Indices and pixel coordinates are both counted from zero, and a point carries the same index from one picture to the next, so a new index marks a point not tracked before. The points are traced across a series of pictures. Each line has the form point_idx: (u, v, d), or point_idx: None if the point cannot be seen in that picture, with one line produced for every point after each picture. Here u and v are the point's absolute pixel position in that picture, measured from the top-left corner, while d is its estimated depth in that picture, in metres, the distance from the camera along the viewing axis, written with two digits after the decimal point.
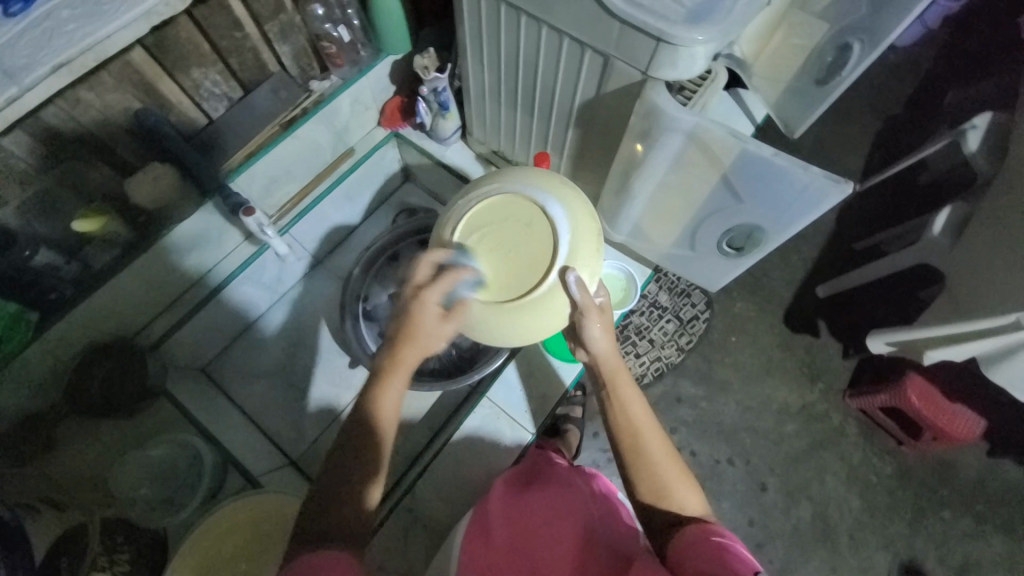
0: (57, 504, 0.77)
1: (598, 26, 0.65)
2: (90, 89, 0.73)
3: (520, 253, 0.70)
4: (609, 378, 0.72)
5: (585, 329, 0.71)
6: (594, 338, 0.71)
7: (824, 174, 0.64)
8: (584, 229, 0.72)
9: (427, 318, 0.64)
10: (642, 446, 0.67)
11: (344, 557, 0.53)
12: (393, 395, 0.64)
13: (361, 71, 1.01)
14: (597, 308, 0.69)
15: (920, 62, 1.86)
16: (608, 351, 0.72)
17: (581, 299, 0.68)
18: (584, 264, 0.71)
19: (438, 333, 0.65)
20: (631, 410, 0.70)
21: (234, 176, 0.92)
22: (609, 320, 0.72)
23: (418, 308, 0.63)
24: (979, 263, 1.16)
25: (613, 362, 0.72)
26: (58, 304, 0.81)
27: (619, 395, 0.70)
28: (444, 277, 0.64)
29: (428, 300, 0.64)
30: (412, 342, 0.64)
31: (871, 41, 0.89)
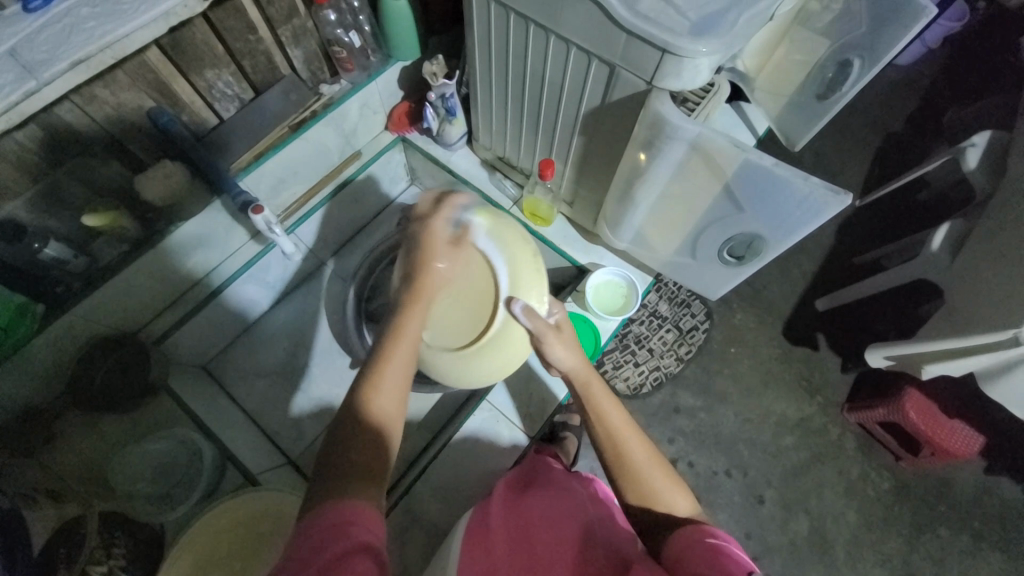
0: (55, 494, 0.77)
1: (605, 37, 0.67)
2: (105, 87, 0.74)
3: (469, 302, 0.83)
4: (582, 388, 0.74)
5: (548, 352, 0.78)
6: (560, 359, 0.77)
7: (824, 184, 0.65)
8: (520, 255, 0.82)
9: (439, 237, 0.73)
10: (625, 453, 0.68)
11: (362, 518, 0.47)
12: (413, 324, 0.65)
13: (371, 76, 1.03)
14: (550, 331, 0.77)
15: (920, 81, 1.89)
16: (576, 364, 0.76)
17: (532, 325, 0.77)
18: (530, 292, 0.81)
19: (447, 257, 0.73)
20: (609, 420, 0.70)
21: (244, 175, 0.94)
22: (570, 339, 0.78)
23: (434, 236, 0.71)
24: (978, 279, 1.17)
25: (585, 373, 0.75)
26: (64, 297, 0.81)
27: (599, 405, 0.71)
28: (447, 201, 0.76)
29: (440, 226, 0.73)
30: (427, 266, 0.71)
31: (871, 59, 0.90)
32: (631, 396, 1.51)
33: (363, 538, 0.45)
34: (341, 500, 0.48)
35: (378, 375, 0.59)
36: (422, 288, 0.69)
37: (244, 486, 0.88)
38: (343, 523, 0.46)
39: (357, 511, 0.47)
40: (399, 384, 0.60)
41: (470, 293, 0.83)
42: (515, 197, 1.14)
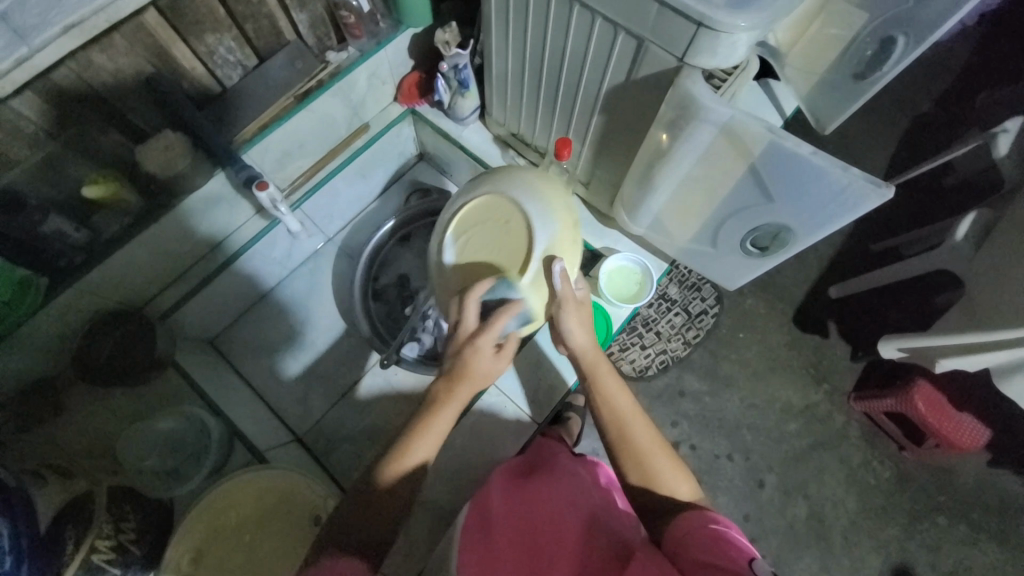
0: (63, 471, 0.78)
1: (635, 7, 0.61)
2: (102, 51, 0.70)
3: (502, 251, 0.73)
4: (589, 371, 0.76)
5: (562, 324, 0.74)
6: (570, 333, 0.75)
7: (864, 176, 0.61)
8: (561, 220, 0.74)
9: (484, 359, 0.71)
10: (628, 435, 0.71)
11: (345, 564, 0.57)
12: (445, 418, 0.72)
13: (379, 43, 0.97)
14: (573, 301, 0.72)
15: (955, 59, 1.78)
16: (586, 345, 0.75)
17: (564, 290, 0.71)
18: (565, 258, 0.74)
19: (493, 366, 0.72)
20: (612, 401, 0.73)
21: (248, 148, 0.89)
22: (585, 314, 0.76)
23: (480, 356, 0.70)
24: (1002, 273, 1.13)
25: (592, 355, 0.76)
26: (67, 269, 0.80)
27: (602, 387, 0.74)
28: (498, 317, 0.69)
29: (486, 348, 0.70)
30: (468, 377, 0.71)
31: (917, 37, 0.84)
32: (635, 378, 1.50)
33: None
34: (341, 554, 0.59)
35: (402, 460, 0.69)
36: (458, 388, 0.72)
37: (253, 465, 0.89)
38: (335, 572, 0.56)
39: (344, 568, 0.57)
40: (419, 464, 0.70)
41: (503, 244, 0.73)
42: None
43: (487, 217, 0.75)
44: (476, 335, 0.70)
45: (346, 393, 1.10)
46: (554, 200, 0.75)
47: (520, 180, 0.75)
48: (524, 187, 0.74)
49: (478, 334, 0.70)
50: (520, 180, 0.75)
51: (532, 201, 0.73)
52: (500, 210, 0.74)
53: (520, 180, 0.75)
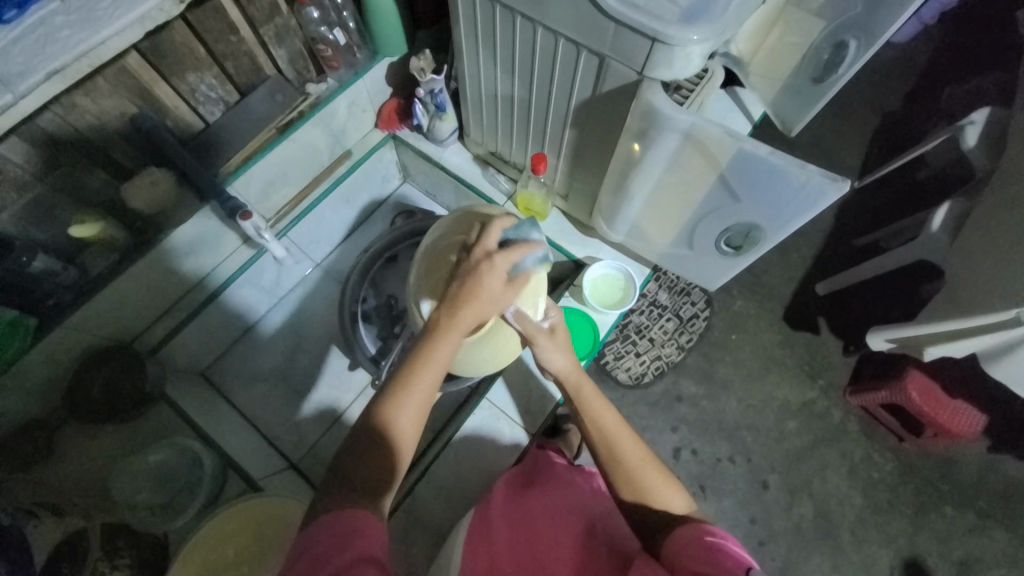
0: (54, 508, 0.79)
1: (593, 27, 0.65)
2: (86, 95, 0.73)
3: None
4: (573, 390, 0.74)
5: (537, 354, 0.75)
6: (547, 359, 0.75)
7: (821, 172, 0.63)
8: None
9: (495, 283, 0.62)
10: (618, 453, 0.69)
11: (356, 532, 0.50)
12: (442, 352, 0.62)
13: (357, 73, 1.01)
14: (543, 333, 0.73)
15: (917, 59, 1.86)
16: (567, 367, 0.74)
17: (524, 329, 0.72)
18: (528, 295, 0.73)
19: (498, 301, 0.63)
20: (600, 419, 0.71)
21: (233, 180, 0.91)
22: (561, 339, 0.75)
23: (493, 280, 0.61)
24: (977, 260, 1.16)
25: (575, 376, 0.75)
26: (56, 309, 0.81)
27: (589, 406, 0.72)
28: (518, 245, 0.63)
29: (501, 270, 0.62)
30: (475, 302, 0.62)
31: (867, 40, 0.88)
32: (633, 385, 1.51)
33: (355, 555, 0.48)
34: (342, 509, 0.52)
35: (398, 403, 0.60)
36: (463, 320, 0.62)
37: (247, 494, 0.88)
38: (342, 536, 0.49)
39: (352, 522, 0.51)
40: (415, 414, 0.61)
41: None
42: (508, 191, 1.12)
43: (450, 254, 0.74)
44: (492, 252, 0.63)
45: (343, 417, 1.10)
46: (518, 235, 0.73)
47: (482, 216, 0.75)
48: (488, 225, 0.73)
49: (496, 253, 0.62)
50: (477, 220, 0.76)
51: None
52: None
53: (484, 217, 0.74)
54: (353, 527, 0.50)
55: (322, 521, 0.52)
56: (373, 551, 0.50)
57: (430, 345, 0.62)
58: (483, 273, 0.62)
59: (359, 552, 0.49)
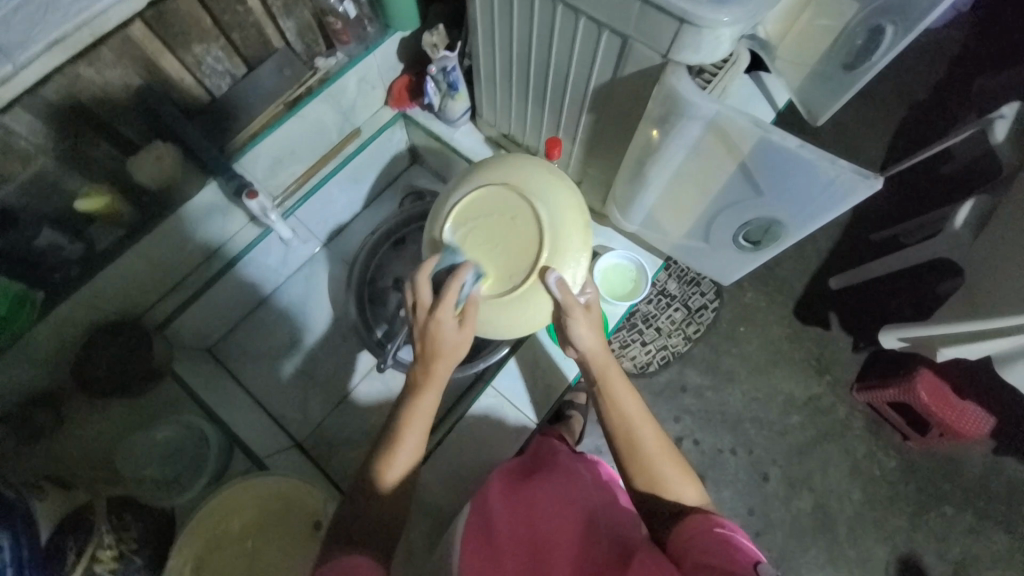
0: (61, 482, 0.81)
1: (618, 6, 0.61)
2: (89, 65, 0.70)
3: (506, 250, 0.72)
4: (599, 373, 0.73)
5: (571, 329, 0.72)
6: (581, 340, 0.73)
7: (852, 168, 0.60)
8: (569, 226, 0.72)
9: (448, 331, 0.68)
10: (636, 441, 0.69)
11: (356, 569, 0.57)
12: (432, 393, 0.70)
13: (368, 48, 0.97)
14: (579, 307, 0.70)
15: (951, 45, 1.77)
16: (596, 347, 0.73)
17: (563, 300, 0.69)
18: (568, 261, 0.72)
19: (458, 339, 0.69)
20: (621, 406, 0.71)
21: (239, 158, 0.90)
22: (596, 317, 0.74)
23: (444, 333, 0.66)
24: (1000, 261, 1.13)
25: (603, 357, 0.74)
26: (63, 282, 0.80)
27: (613, 390, 0.72)
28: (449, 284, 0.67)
29: (447, 318, 0.67)
30: (438, 359, 0.69)
31: (905, 26, 0.85)
32: (637, 374, 1.50)
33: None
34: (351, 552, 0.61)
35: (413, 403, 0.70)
36: (435, 371, 0.70)
37: (252, 473, 0.89)
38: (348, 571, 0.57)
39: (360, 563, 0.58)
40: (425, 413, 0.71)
41: (509, 243, 0.72)
42: None
43: (493, 206, 0.73)
44: (432, 309, 0.67)
45: (346, 398, 1.11)
46: (565, 203, 0.73)
47: (532, 174, 0.74)
48: (537, 186, 0.73)
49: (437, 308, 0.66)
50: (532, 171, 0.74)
51: (542, 201, 0.72)
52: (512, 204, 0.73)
53: (535, 179, 0.74)
54: (350, 568, 0.58)
55: (330, 564, 0.59)
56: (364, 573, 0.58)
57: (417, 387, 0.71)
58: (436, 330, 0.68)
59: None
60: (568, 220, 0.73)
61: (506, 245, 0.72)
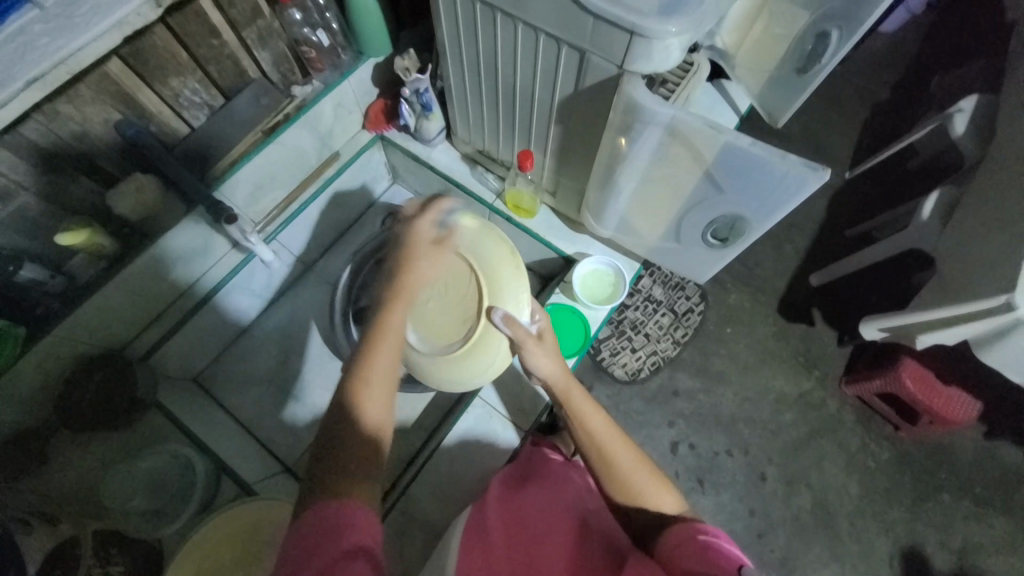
0: (47, 516, 0.77)
1: (573, 23, 0.65)
2: (68, 102, 0.73)
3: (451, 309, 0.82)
4: (563, 398, 0.72)
5: (529, 362, 0.76)
6: (539, 368, 0.75)
7: (801, 162, 0.64)
8: (501, 260, 0.80)
9: (423, 241, 0.66)
10: (611, 456, 0.68)
11: (355, 526, 0.47)
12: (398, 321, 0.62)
13: (343, 75, 1.01)
14: (530, 338, 0.76)
15: (905, 48, 1.87)
16: (554, 371, 0.74)
17: (512, 333, 0.76)
18: (508, 301, 0.79)
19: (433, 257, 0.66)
20: (591, 424, 0.69)
21: (219, 185, 0.92)
22: (550, 345, 0.78)
23: (417, 233, 0.66)
24: (969, 247, 1.16)
25: (564, 383, 0.73)
26: (45, 317, 0.81)
27: (579, 410, 0.70)
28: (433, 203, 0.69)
29: (426, 228, 0.68)
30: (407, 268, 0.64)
31: (849, 28, 0.88)
32: (629, 381, 1.52)
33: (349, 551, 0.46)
34: (336, 496, 0.49)
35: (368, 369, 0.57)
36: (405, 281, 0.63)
37: (242, 498, 0.89)
38: (331, 527, 0.47)
39: (347, 512, 0.48)
40: (384, 382, 0.58)
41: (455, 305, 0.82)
42: (497, 190, 1.12)
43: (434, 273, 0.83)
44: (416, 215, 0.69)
45: None
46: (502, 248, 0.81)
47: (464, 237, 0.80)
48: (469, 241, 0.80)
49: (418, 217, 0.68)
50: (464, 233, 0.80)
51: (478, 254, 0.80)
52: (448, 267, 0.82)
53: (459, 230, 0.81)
54: (350, 521, 0.48)
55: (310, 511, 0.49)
56: (366, 543, 0.47)
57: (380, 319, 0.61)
58: (412, 235, 0.67)
59: (351, 543, 0.46)
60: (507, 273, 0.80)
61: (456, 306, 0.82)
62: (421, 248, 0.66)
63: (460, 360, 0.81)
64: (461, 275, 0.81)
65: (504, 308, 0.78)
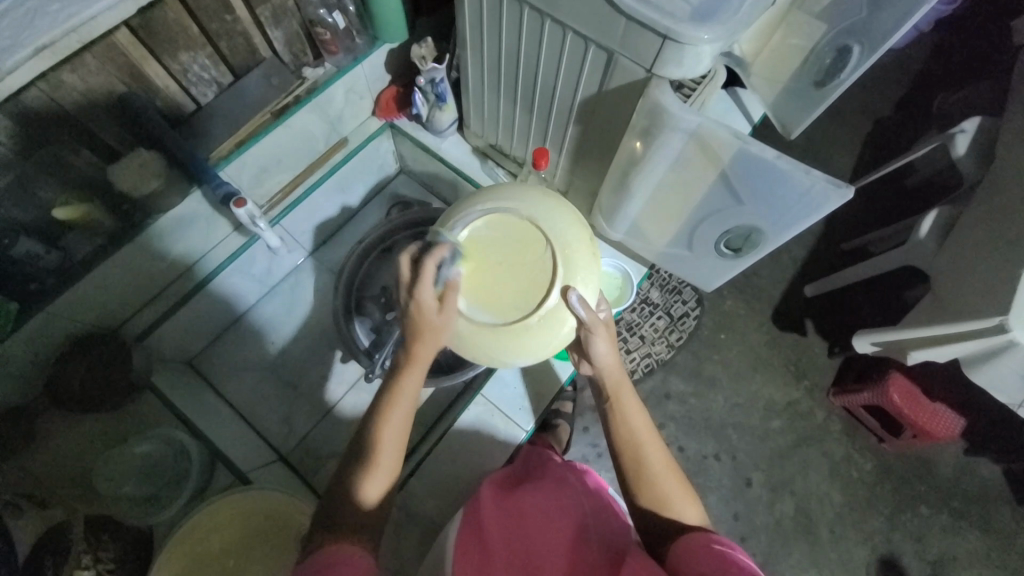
0: (37, 500, 0.76)
1: (604, 23, 0.64)
2: (72, 71, 0.69)
3: (518, 273, 0.71)
4: (612, 391, 0.73)
5: (591, 347, 0.72)
6: (601, 355, 0.72)
7: (825, 178, 0.63)
8: (580, 244, 0.72)
9: (427, 313, 0.66)
10: (642, 457, 0.68)
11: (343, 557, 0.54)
12: (411, 381, 0.68)
13: (356, 59, 0.98)
14: (603, 324, 0.70)
15: (911, 65, 1.88)
16: (613, 364, 0.73)
17: (587, 317, 0.69)
18: (580, 277, 0.71)
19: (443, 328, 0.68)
20: (631, 423, 0.71)
21: (223, 164, 0.89)
22: (613, 335, 0.74)
23: (420, 308, 0.65)
24: (963, 267, 1.18)
25: (618, 375, 0.74)
26: (37, 295, 0.78)
27: (621, 404, 0.72)
28: (429, 267, 0.65)
29: (426, 296, 0.66)
30: (420, 336, 0.67)
31: (871, 45, 0.90)
32: None
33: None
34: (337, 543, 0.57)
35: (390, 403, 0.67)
36: (416, 346, 0.67)
37: (237, 486, 0.87)
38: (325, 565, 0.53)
39: (337, 553, 0.55)
40: (404, 415, 0.67)
41: (523, 269, 0.71)
42: None
43: (501, 232, 0.73)
44: (412, 285, 0.66)
45: (333, 409, 1.10)
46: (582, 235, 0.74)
47: (544, 207, 0.74)
48: (547, 210, 0.73)
49: (416, 286, 0.65)
50: (528, 200, 0.74)
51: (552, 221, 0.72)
52: (520, 229, 0.72)
53: (536, 201, 0.74)
54: (334, 557, 0.54)
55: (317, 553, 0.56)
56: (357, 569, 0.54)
57: (395, 381, 0.68)
58: (413, 309, 0.66)
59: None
60: (572, 243, 0.72)
61: (524, 272, 0.71)
62: (428, 318, 0.66)
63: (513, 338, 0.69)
64: (530, 240, 0.72)
65: (578, 289, 0.70)
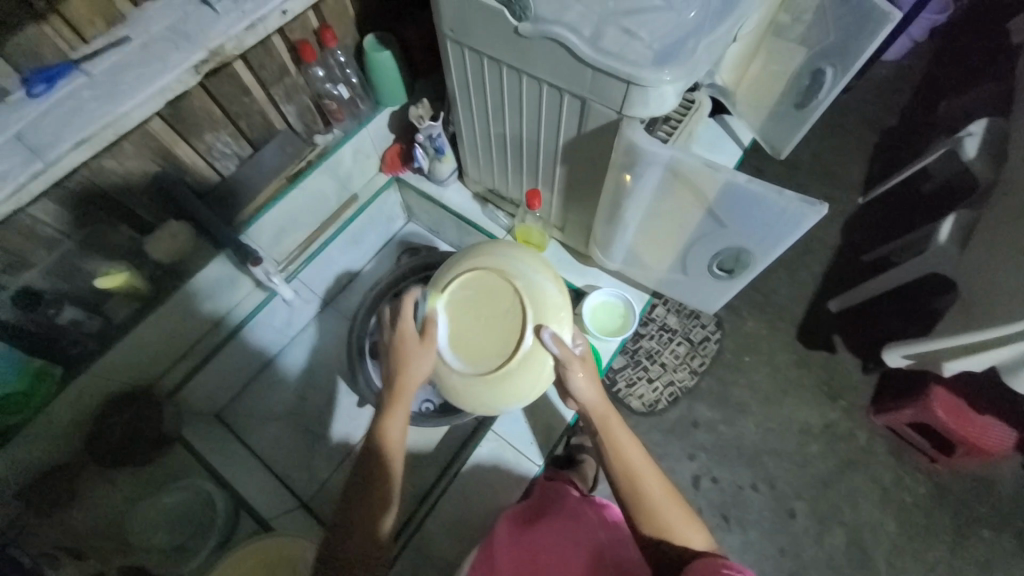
0: (75, 551, 0.83)
1: (573, 74, 0.69)
2: (113, 158, 0.78)
3: (490, 325, 0.77)
4: (600, 423, 0.74)
5: (569, 380, 0.76)
6: (579, 387, 0.75)
7: (799, 197, 0.66)
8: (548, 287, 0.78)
9: (410, 345, 0.75)
10: (641, 488, 0.67)
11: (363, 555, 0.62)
12: (398, 420, 0.72)
13: (361, 123, 1.09)
14: (577, 358, 0.74)
15: (910, 75, 1.89)
16: (594, 397, 0.75)
17: (560, 353, 0.73)
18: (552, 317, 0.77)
19: (422, 357, 0.75)
20: (626, 455, 0.70)
21: (245, 229, 0.98)
22: (591, 366, 0.77)
23: (406, 343, 0.74)
24: (988, 272, 1.14)
25: (603, 407, 0.75)
26: (79, 359, 0.86)
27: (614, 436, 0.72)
28: (405, 306, 0.76)
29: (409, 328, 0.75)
30: (403, 375, 0.74)
31: (843, 65, 0.91)
32: (646, 413, 1.49)
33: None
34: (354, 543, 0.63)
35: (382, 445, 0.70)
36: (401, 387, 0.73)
37: (259, 534, 0.90)
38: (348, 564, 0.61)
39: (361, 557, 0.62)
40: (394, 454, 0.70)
41: (496, 321, 0.77)
42: (507, 226, 1.16)
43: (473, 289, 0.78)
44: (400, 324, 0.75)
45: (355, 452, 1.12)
46: (543, 269, 0.79)
47: (508, 254, 0.80)
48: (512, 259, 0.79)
49: (402, 324, 0.75)
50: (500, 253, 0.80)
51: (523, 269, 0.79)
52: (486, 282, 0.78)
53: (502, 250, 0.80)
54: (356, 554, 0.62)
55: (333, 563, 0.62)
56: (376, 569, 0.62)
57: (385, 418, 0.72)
58: (400, 347, 0.75)
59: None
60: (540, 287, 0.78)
61: (500, 325, 0.76)
62: (411, 351, 0.75)
63: (501, 384, 0.75)
64: (500, 293, 0.77)
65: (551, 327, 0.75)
